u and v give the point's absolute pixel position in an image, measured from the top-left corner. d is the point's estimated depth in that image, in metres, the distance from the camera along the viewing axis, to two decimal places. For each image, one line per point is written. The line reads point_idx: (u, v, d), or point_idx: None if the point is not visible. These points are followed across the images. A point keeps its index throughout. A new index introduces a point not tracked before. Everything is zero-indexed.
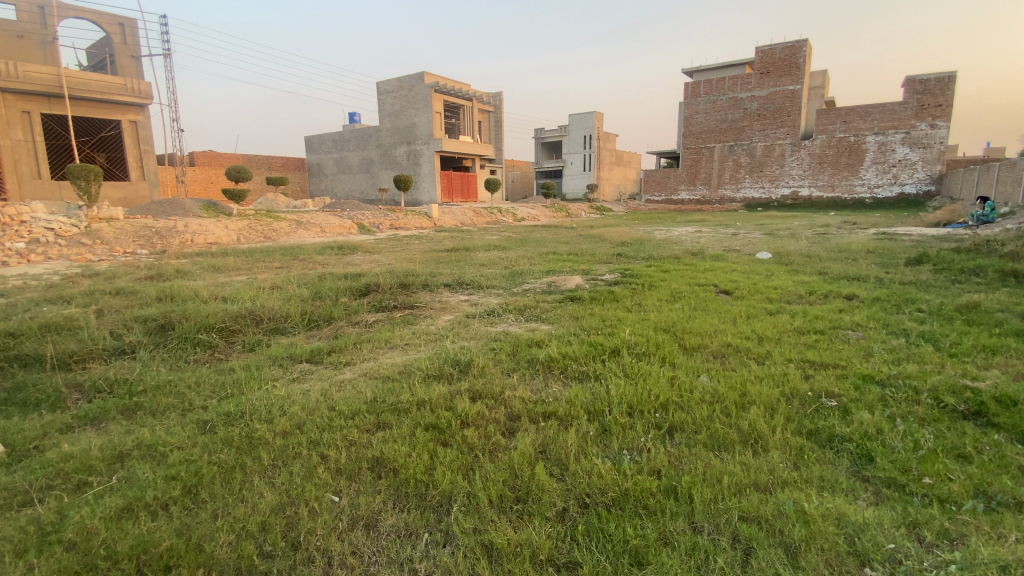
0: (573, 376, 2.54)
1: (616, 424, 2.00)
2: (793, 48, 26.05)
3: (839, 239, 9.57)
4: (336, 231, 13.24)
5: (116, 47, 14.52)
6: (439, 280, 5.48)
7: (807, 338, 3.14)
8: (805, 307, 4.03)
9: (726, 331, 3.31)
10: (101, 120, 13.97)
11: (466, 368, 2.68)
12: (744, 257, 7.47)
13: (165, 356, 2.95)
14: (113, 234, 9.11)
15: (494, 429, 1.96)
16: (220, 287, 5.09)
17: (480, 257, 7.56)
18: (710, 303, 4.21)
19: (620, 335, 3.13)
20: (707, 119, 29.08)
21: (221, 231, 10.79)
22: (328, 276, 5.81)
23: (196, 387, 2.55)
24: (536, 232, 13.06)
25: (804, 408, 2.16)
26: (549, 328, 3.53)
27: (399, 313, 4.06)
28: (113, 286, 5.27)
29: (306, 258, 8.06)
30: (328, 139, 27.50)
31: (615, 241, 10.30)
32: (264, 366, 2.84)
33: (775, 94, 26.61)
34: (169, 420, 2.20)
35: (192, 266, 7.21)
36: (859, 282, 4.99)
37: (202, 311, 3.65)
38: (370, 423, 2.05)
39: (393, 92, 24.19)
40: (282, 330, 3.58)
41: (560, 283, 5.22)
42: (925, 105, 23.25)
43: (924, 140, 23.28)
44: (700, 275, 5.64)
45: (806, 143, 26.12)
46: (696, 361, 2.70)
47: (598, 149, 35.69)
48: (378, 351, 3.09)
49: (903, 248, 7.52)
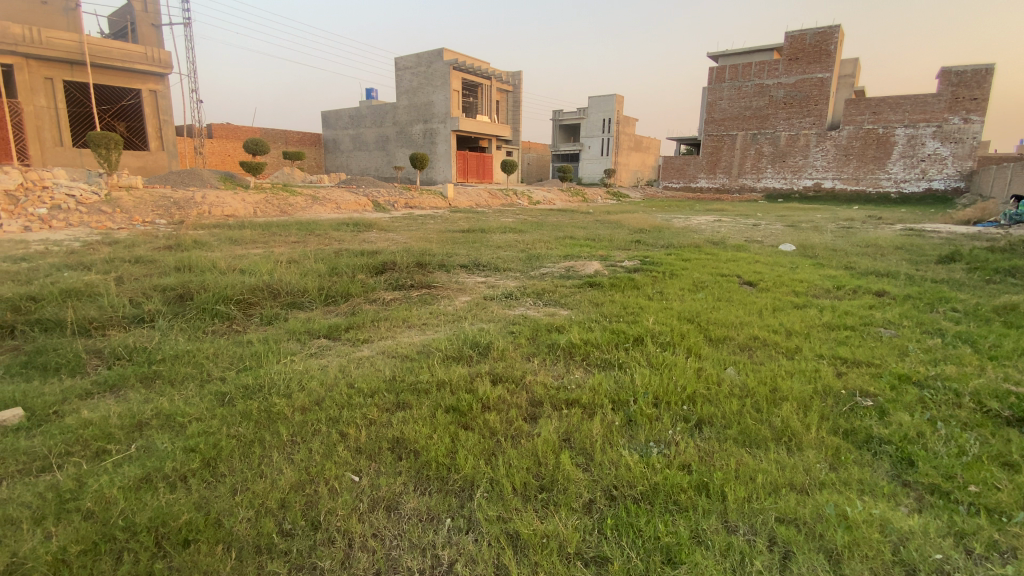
0: (596, 364, 2.47)
1: (641, 414, 1.93)
2: (825, 34, 25.16)
3: (865, 233, 9.30)
4: (351, 208, 13.22)
5: (137, 15, 14.45)
6: (455, 261, 5.42)
7: (838, 335, 3.03)
8: (833, 302, 3.90)
9: (753, 324, 3.21)
10: (121, 89, 13.99)
11: (485, 351, 2.62)
12: (767, 248, 7.29)
13: (183, 325, 2.94)
14: (133, 203, 9.17)
15: (516, 414, 1.91)
16: (237, 260, 5.09)
17: (496, 239, 7.47)
18: (735, 294, 4.10)
19: (642, 323, 3.04)
20: (731, 105, 28.37)
21: (238, 204, 10.82)
22: (344, 253, 5.77)
23: (214, 358, 2.54)
24: (552, 216, 12.89)
25: (838, 406, 2.08)
26: (569, 313, 3.46)
27: (416, 292, 4.01)
28: (134, 254, 5.31)
29: (322, 233, 8.03)
30: (345, 115, 27.35)
31: (633, 227, 10.15)
32: (282, 340, 2.82)
33: (803, 82, 25.83)
34: (187, 390, 2.19)
35: (210, 237, 7.24)
36: (888, 278, 4.84)
37: (221, 282, 3.64)
38: (388, 402, 2.00)
39: (412, 68, 23.90)
40: (299, 305, 3.55)
41: (578, 268, 5.12)
42: (959, 98, 22.41)
43: (956, 134, 22.51)
44: (722, 266, 5.51)
45: (832, 134, 25.40)
46: (722, 354, 2.62)
47: (617, 133, 35.12)
48: (396, 329, 3.05)
49: (931, 246, 7.28)
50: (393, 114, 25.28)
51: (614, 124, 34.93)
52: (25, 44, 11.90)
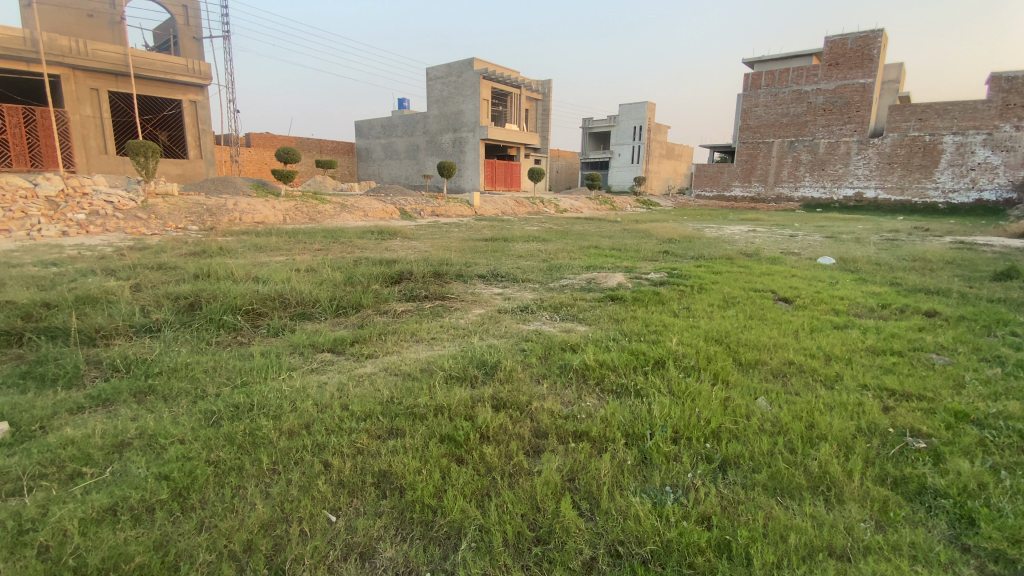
0: (612, 390, 2.26)
1: (658, 452, 1.73)
2: (867, 38, 24.28)
3: (911, 246, 8.76)
4: (378, 216, 13.32)
5: (179, 29, 15.01)
6: (474, 271, 5.29)
7: (884, 362, 2.74)
8: (877, 323, 3.58)
9: (788, 347, 2.94)
10: (163, 99, 14.54)
11: (493, 372, 2.45)
12: (804, 261, 6.91)
13: (188, 336, 2.88)
14: (167, 209, 9.41)
15: (517, 447, 1.73)
16: (258, 267, 5.10)
17: (518, 249, 7.32)
18: (768, 311, 3.82)
19: (665, 344, 2.81)
20: (767, 112, 27.61)
21: (268, 211, 11.02)
22: (364, 261, 5.72)
23: (212, 371, 2.45)
24: (579, 224, 12.63)
25: (885, 449, 1.82)
26: (587, 330, 3.26)
27: (429, 304, 3.88)
28: (160, 260, 5.39)
29: (346, 241, 8.05)
30: (377, 124, 27.84)
31: (662, 237, 9.84)
32: (284, 353, 2.71)
33: (843, 88, 24.93)
34: (179, 407, 2.10)
35: (236, 243, 7.34)
36: (938, 297, 4.45)
37: (232, 291, 3.59)
38: (381, 428, 1.85)
39: (443, 78, 24.15)
40: (309, 315, 3.45)
41: (600, 280, 4.91)
42: (1011, 104, 21.18)
43: (1008, 142, 21.25)
44: (755, 280, 5.21)
45: (874, 142, 24.34)
46: (753, 381, 2.38)
47: (648, 141, 34.61)
48: (402, 344, 2.91)
49: (986, 261, 6.75)
50: (423, 123, 25.56)
51: (645, 132, 34.47)
52: (72, 56, 12.48)
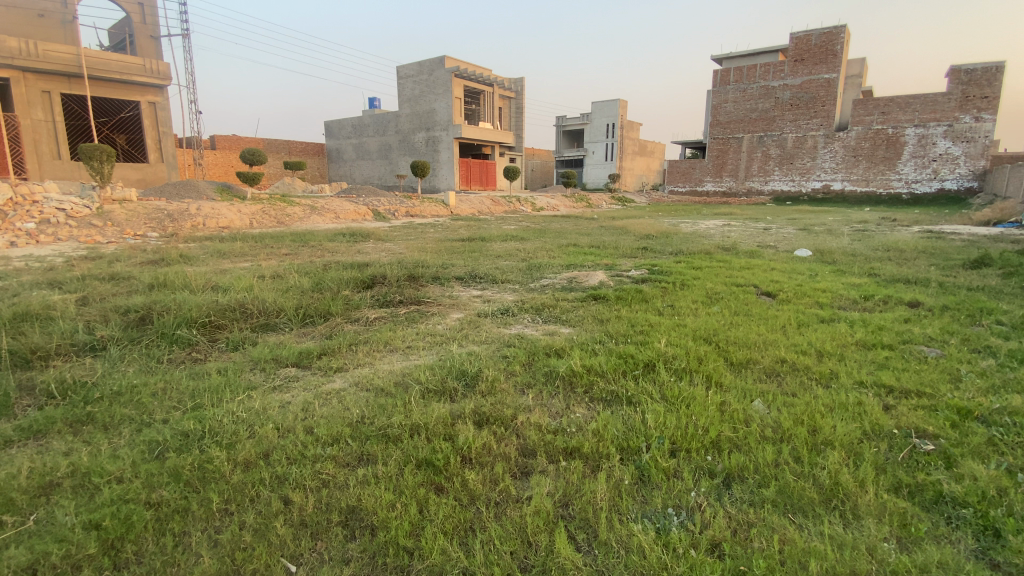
0: (602, 398, 2.11)
1: (656, 468, 1.59)
2: (831, 34, 24.82)
3: (882, 236, 8.91)
4: (351, 217, 12.98)
5: (136, 27, 14.34)
6: (451, 273, 5.10)
7: (876, 356, 2.66)
8: (864, 315, 3.54)
9: (779, 344, 2.84)
10: (120, 101, 13.89)
11: (473, 383, 2.26)
12: (781, 254, 6.92)
13: (136, 354, 2.62)
14: (125, 216, 8.93)
15: (503, 470, 1.56)
16: (220, 275, 4.80)
17: (495, 248, 7.15)
18: (753, 307, 3.73)
19: (654, 346, 2.66)
20: (736, 108, 28.03)
21: (233, 215, 10.61)
22: (333, 265, 5.46)
23: (161, 394, 2.21)
24: (556, 222, 12.53)
25: (895, 455, 1.71)
26: (571, 332, 3.10)
27: (403, 309, 3.68)
28: (113, 270, 5.03)
29: (316, 244, 7.74)
30: (348, 124, 27.28)
31: (639, 233, 9.81)
32: (244, 370, 2.48)
33: (809, 83, 25.47)
34: (122, 438, 1.87)
35: (199, 250, 6.97)
36: (918, 287, 4.45)
37: (189, 302, 3.32)
38: (349, 455, 1.66)
39: (414, 76, 23.78)
40: (273, 325, 3.21)
41: (581, 278, 4.78)
42: (969, 97, 21.90)
43: (967, 133, 22.00)
44: (736, 274, 5.15)
45: (840, 135, 24.95)
46: (747, 383, 2.26)
47: (621, 138, 34.84)
48: (375, 355, 2.71)
49: (958, 249, 6.86)
50: (395, 122, 25.15)
51: (618, 129, 34.68)
52: (20, 58, 11.81)
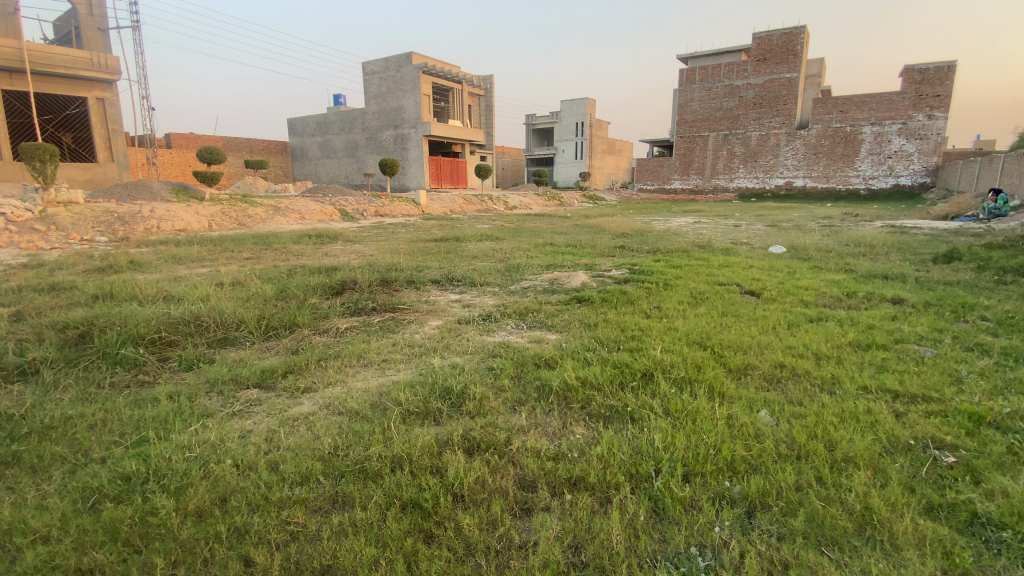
0: (600, 415, 1.94)
1: (671, 498, 1.42)
2: (791, 35, 25.47)
3: (849, 231, 9.10)
4: (317, 218, 12.52)
5: (82, 18, 13.44)
6: (426, 276, 4.85)
7: (873, 358, 2.58)
8: (850, 313, 3.49)
9: (774, 347, 2.73)
10: (65, 97, 13.00)
11: (459, 401, 2.05)
12: (757, 251, 6.93)
13: (73, 378, 2.29)
14: (70, 219, 8.29)
15: (501, 508, 1.38)
16: (175, 283, 4.43)
17: (471, 249, 6.93)
18: (740, 307, 3.64)
19: (649, 353, 2.51)
20: (702, 106, 28.50)
21: (190, 217, 10.05)
22: (299, 270, 5.14)
23: (101, 426, 1.91)
24: (530, 221, 12.34)
25: (918, 471, 1.60)
26: (559, 339, 2.93)
27: (377, 317, 3.44)
28: (52, 280, 4.58)
29: (281, 247, 7.35)
30: (312, 122, 26.47)
31: (614, 231, 9.74)
32: (200, 395, 2.20)
33: (772, 82, 26.08)
34: (52, 483, 1.57)
35: (152, 255, 6.49)
36: (896, 283, 4.46)
37: (137, 316, 2.98)
38: (321, 497, 1.44)
39: (381, 73, 23.22)
40: (232, 340, 2.91)
41: (563, 280, 4.61)
42: (922, 96, 22.84)
43: (920, 131, 22.94)
44: (717, 273, 5.07)
45: (802, 133, 25.66)
46: (750, 392, 2.12)
47: (590, 136, 35.04)
48: (348, 371, 2.47)
49: (925, 244, 7.01)
50: (361, 120, 24.52)
51: (587, 127, 34.84)
52: None
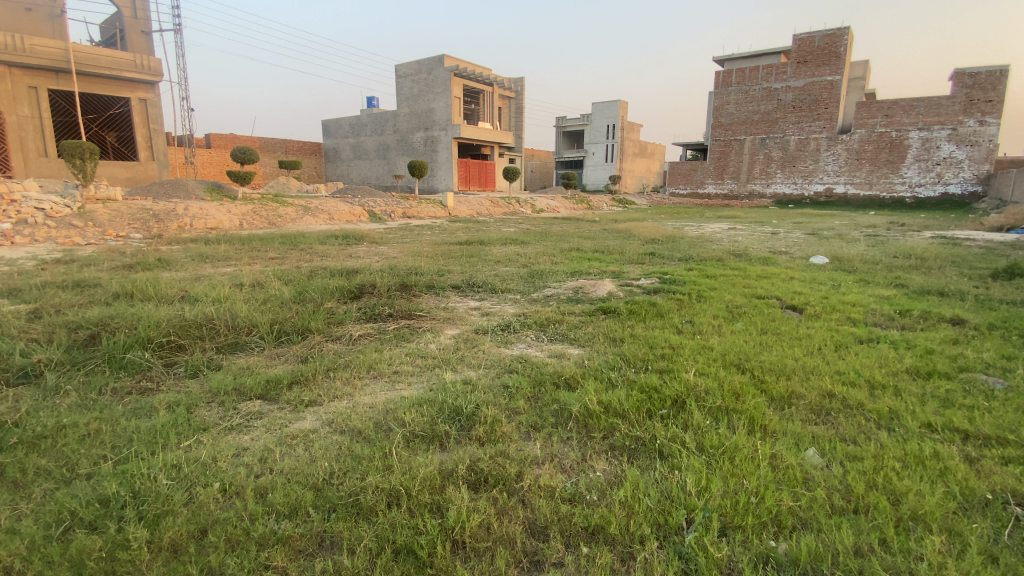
0: (625, 448, 1.74)
1: (705, 557, 1.22)
2: (835, 36, 24.50)
3: (896, 242, 8.61)
4: (345, 218, 12.63)
5: (126, 22, 13.93)
6: (447, 281, 4.72)
7: (934, 389, 2.28)
8: (904, 335, 3.17)
9: (821, 372, 2.46)
10: (110, 97, 13.50)
11: (469, 425, 1.88)
12: (796, 261, 6.57)
13: (76, 383, 2.22)
14: (108, 216, 8.53)
15: (506, 561, 1.20)
16: (197, 282, 4.42)
17: (495, 253, 6.79)
18: (781, 324, 3.35)
19: (681, 375, 2.28)
20: (738, 109, 27.74)
21: (222, 215, 10.23)
22: (320, 271, 5.09)
23: (94, 438, 1.82)
24: (557, 225, 12.12)
25: (1001, 535, 1.34)
26: (581, 355, 2.73)
27: (392, 324, 3.31)
28: (79, 276, 4.63)
29: (306, 247, 7.37)
30: (345, 123, 26.92)
31: (645, 237, 9.45)
32: (199, 406, 2.09)
33: (812, 85, 25.15)
34: (32, 501, 1.49)
35: (181, 253, 6.58)
36: (953, 300, 4.09)
37: (149, 316, 2.93)
38: (308, 536, 1.30)
39: (413, 75, 23.39)
40: (242, 345, 2.82)
41: (588, 288, 4.40)
42: (973, 100, 21.60)
43: (971, 137, 21.72)
44: (754, 284, 4.78)
45: (843, 138, 24.64)
46: (796, 426, 1.89)
47: (621, 139, 34.55)
48: (356, 384, 2.32)
49: (981, 257, 6.51)
50: (393, 122, 24.77)
51: (618, 130, 34.37)
52: (6, 52, 11.43)
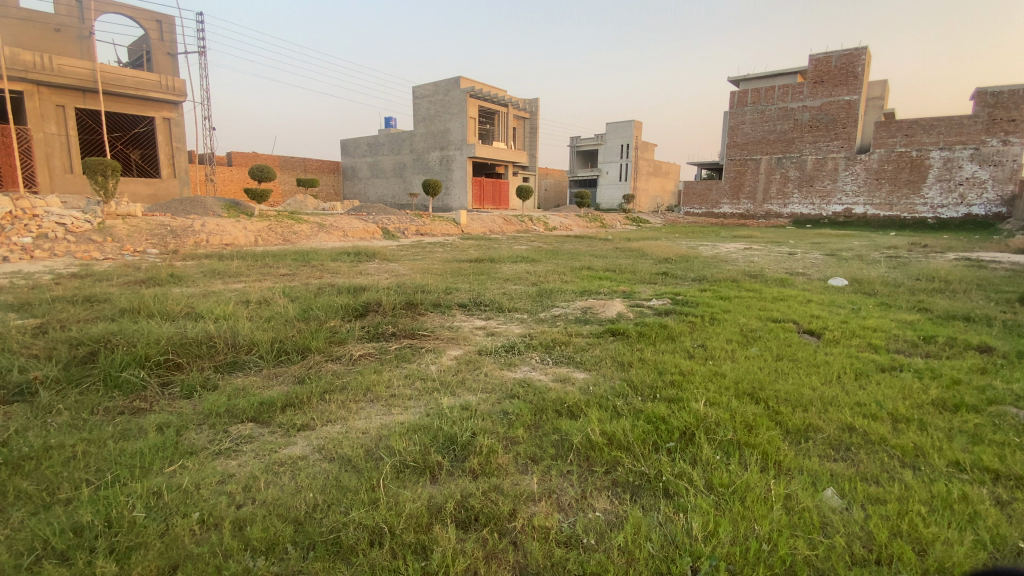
0: (628, 485, 1.64)
1: None
2: (851, 56, 24.41)
3: (918, 264, 8.36)
4: (358, 236, 12.73)
5: (153, 44, 14.42)
6: (453, 299, 4.66)
7: (963, 424, 2.12)
8: (929, 363, 3.00)
9: (840, 403, 2.33)
10: (134, 116, 13.90)
11: (464, 455, 1.79)
12: (814, 283, 6.38)
13: (69, 402, 2.19)
14: (126, 231, 8.69)
15: None
16: (204, 299, 4.42)
17: (504, 271, 6.73)
18: (797, 350, 3.21)
19: (690, 405, 2.17)
20: (754, 129, 27.64)
21: (238, 232, 10.37)
22: (327, 289, 5.06)
23: (79, 460, 1.77)
24: (569, 243, 12.04)
25: None
26: (587, 380, 2.63)
27: (395, 344, 3.24)
28: (90, 290, 4.67)
29: (317, 264, 7.40)
30: (363, 142, 27.41)
31: (658, 256, 9.32)
32: (190, 429, 2.04)
33: (829, 105, 24.98)
34: (6, 527, 1.43)
35: (193, 269, 6.64)
36: (980, 326, 3.90)
37: (149, 334, 2.90)
38: None
39: (429, 96, 23.80)
40: (241, 364, 2.78)
41: (597, 309, 4.29)
42: (996, 119, 21.23)
43: (995, 157, 21.29)
44: (770, 307, 4.63)
45: (862, 158, 24.33)
46: (813, 463, 1.77)
47: (636, 158, 34.60)
48: (352, 408, 2.24)
49: (1008, 281, 6.26)
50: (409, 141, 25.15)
51: (632, 149, 34.45)
52: (36, 73, 11.87)
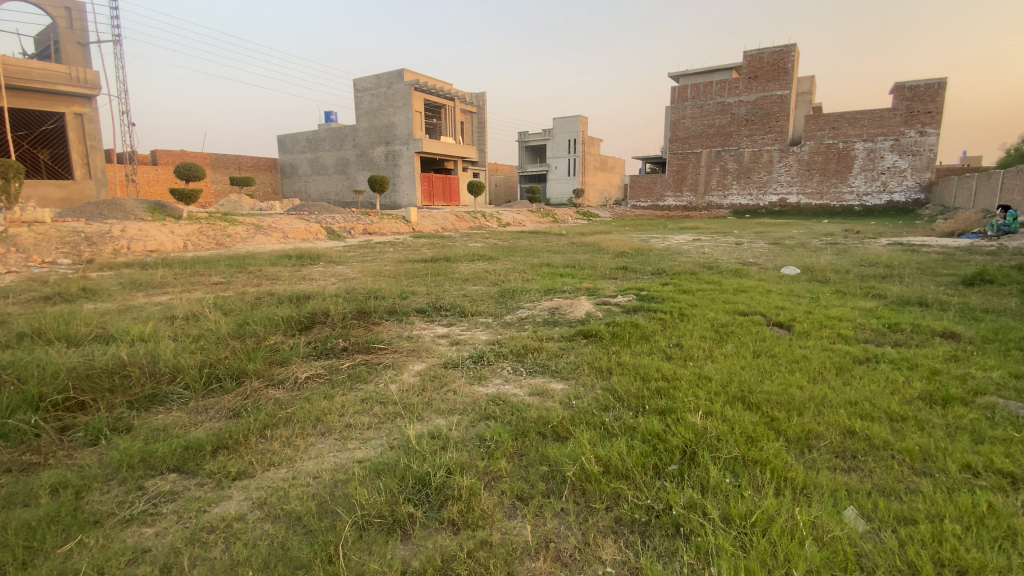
0: (635, 524, 1.41)
1: None
2: (782, 53, 25.53)
3: (858, 250, 8.73)
4: (300, 236, 12.03)
5: (61, 32, 12.99)
6: (411, 304, 4.33)
7: (959, 420, 2.05)
8: (901, 352, 2.98)
9: (832, 403, 2.22)
10: (40, 112, 12.49)
11: (440, 501, 1.51)
12: (768, 272, 6.51)
13: None
14: (32, 239, 7.68)
15: None
16: (122, 315, 3.86)
17: (461, 271, 6.44)
18: (773, 345, 3.11)
19: (686, 417, 1.97)
20: (694, 123, 28.53)
21: (165, 236, 9.49)
22: (267, 297, 4.60)
23: None
24: (524, 239, 11.86)
25: None
26: (566, 392, 2.39)
27: (348, 360, 2.89)
28: None
29: (256, 270, 6.82)
30: (302, 138, 26.10)
31: (614, 250, 9.30)
32: (92, 489, 1.63)
33: (763, 99, 26.07)
34: None
35: (111, 280, 5.91)
36: (934, 311, 3.99)
37: (45, 364, 2.40)
38: None
39: (372, 89, 22.89)
40: (162, 398, 2.36)
41: (564, 309, 4.07)
42: (914, 112, 22.74)
43: (913, 147, 22.86)
44: (734, 299, 4.58)
45: (794, 150, 25.64)
46: (827, 477, 1.62)
47: (583, 153, 35.00)
48: (300, 446, 1.90)
49: (944, 264, 6.60)
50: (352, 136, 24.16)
51: (579, 144, 34.80)
52: None
